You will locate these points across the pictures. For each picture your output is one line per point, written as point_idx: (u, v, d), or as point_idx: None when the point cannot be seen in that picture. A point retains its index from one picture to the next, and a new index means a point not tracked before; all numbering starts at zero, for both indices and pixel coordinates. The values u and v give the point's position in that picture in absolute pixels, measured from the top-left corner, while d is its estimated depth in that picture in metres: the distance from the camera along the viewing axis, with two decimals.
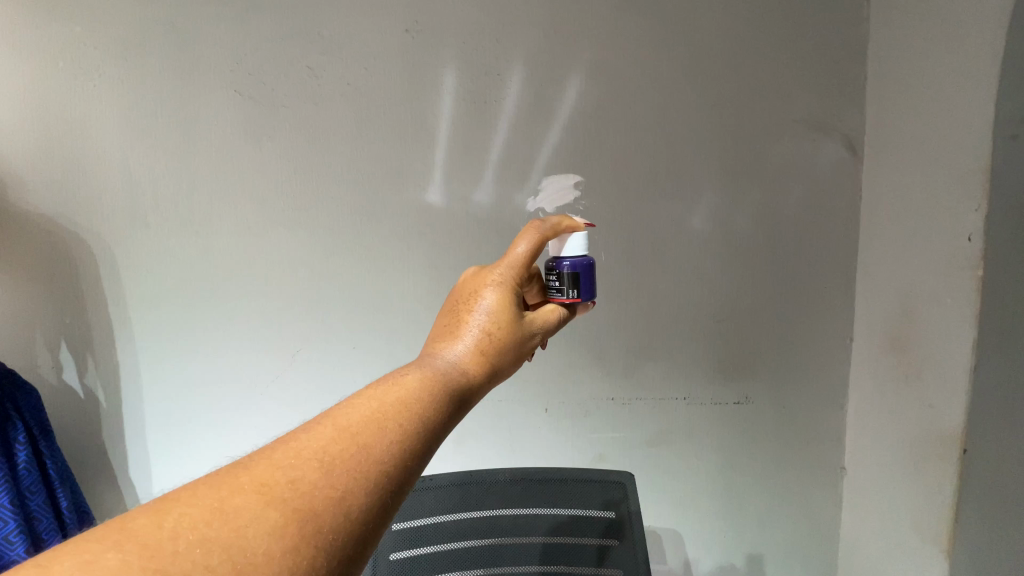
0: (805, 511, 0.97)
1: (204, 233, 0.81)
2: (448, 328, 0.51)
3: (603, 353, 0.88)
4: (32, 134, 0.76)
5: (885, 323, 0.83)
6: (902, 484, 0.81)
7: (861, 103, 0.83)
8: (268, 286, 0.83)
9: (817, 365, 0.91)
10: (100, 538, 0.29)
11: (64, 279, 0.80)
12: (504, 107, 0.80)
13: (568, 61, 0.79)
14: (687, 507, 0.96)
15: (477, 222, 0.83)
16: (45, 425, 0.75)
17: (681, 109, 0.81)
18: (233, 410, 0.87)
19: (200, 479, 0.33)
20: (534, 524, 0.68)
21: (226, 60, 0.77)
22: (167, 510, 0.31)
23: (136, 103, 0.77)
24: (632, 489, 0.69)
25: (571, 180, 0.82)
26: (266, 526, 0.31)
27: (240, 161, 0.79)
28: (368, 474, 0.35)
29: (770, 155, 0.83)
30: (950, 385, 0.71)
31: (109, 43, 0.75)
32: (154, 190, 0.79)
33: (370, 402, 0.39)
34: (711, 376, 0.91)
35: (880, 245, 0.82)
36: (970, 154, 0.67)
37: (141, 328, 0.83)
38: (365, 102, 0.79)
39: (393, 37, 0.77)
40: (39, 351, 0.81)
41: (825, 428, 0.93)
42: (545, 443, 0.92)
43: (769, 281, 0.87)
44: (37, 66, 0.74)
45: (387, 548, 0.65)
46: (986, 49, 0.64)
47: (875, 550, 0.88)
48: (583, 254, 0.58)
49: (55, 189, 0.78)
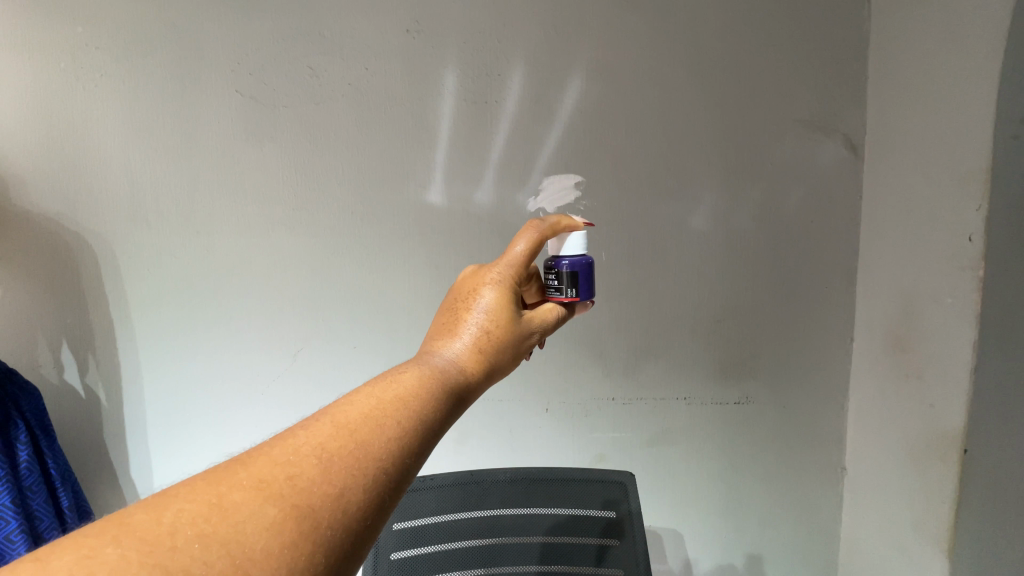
0: (805, 511, 0.97)
1: (204, 233, 0.81)
2: (446, 326, 0.51)
3: (604, 354, 0.89)
4: (31, 134, 0.76)
5: (885, 323, 0.83)
6: (902, 484, 0.81)
7: (860, 103, 0.83)
8: (268, 287, 0.83)
9: (817, 365, 0.91)
10: (98, 533, 0.29)
11: (64, 279, 0.80)
12: (505, 107, 0.80)
13: (568, 61, 0.79)
14: (688, 507, 0.96)
15: (478, 222, 0.83)
16: (46, 424, 0.75)
17: (682, 108, 0.81)
18: (233, 410, 0.87)
19: (199, 474, 0.33)
20: (533, 524, 0.68)
21: (227, 60, 0.76)
22: (166, 506, 0.31)
23: (136, 103, 0.77)
24: (632, 488, 0.69)
25: (572, 180, 0.82)
26: (264, 522, 0.31)
27: (241, 161, 0.79)
28: (366, 471, 0.35)
29: (771, 155, 0.83)
30: (950, 384, 0.71)
31: (109, 43, 0.75)
32: (154, 190, 0.79)
33: (368, 399, 0.39)
34: (711, 376, 0.91)
35: (881, 245, 0.83)
36: (971, 154, 0.67)
37: (142, 327, 0.83)
38: (366, 102, 0.79)
39: (394, 37, 0.77)
40: (39, 351, 0.81)
41: (826, 427, 0.94)
42: (545, 443, 0.92)
43: (769, 282, 0.87)
44: (37, 66, 0.74)
45: (387, 548, 0.65)
46: (987, 48, 0.64)
47: (875, 550, 0.89)
48: (582, 254, 0.58)
49: (56, 189, 0.78)
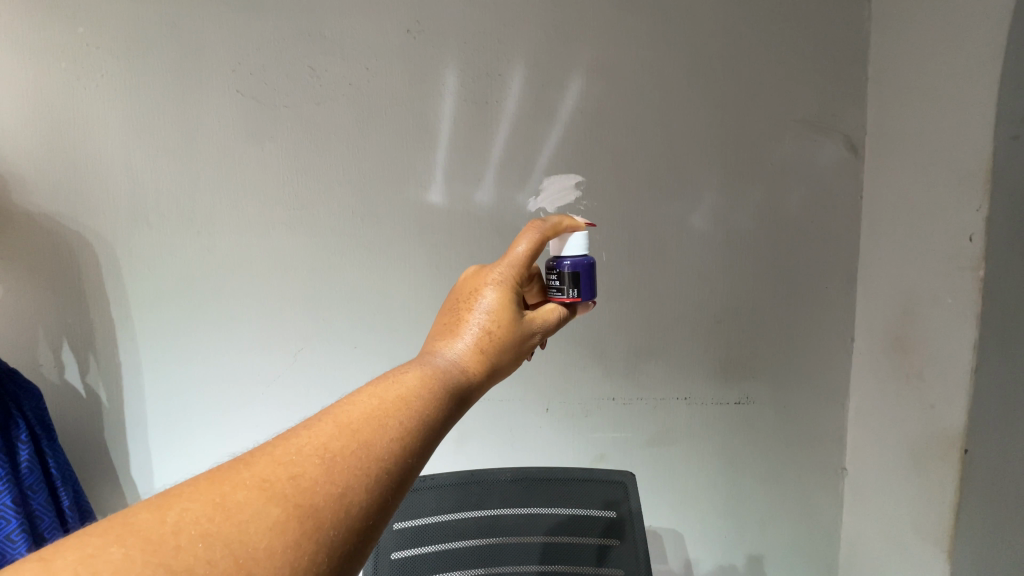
0: (805, 511, 0.97)
1: (204, 233, 0.81)
2: (448, 327, 0.51)
3: (604, 354, 0.89)
4: (31, 134, 0.76)
5: (885, 323, 0.83)
6: (902, 483, 0.81)
7: (860, 103, 0.83)
8: (269, 286, 0.83)
9: (818, 365, 0.91)
10: (102, 532, 0.29)
11: (64, 279, 0.80)
12: (506, 107, 0.80)
13: (569, 61, 0.79)
14: (688, 507, 0.96)
15: (478, 222, 0.83)
16: (47, 424, 0.75)
17: (682, 109, 0.81)
18: (234, 410, 0.87)
19: (202, 474, 0.33)
20: (534, 524, 0.68)
21: (227, 60, 0.76)
22: (169, 506, 0.31)
23: (137, 103, 0.77)
24: (632, 489, 0.69)
25: (572, 181, 0.82)
26: (267, 522, 0.31)
27: (241, 161, 0.79)
28: (369, 471, 0.35)
29: (771, 155, 0.83)
30: (951, 384, 0.71)
31: (109, 44, 0.75)
32: (155, 190, 0.79)
33: (370, 399, 0.39)
34: (711, 376, 0.91)
35: (881, 245, 0.83)
36: (971, 154, 0.67)
37: (142, 328, 0.83)
38: (366, 102, 0.79)
39: (394, 37, 0.77)
40: (40, 351, 0.81)
41: (826, 427, 0.94)
42: (546, 443, 0.92)
43: (769, 281, 0.87)
44: (37, 66, 0.74)
45: (388, 548, 0.65)
46: (988, 48, 0.64)
47: (875, 550, 0.89)
48: (583, 254, 0.58)
49: (56, 190, 0.78)
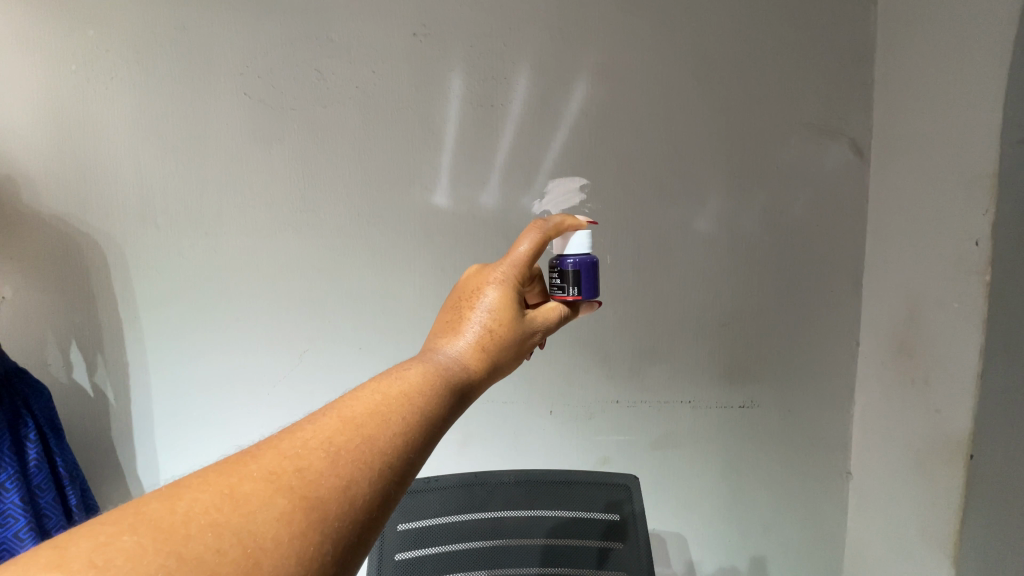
0: (811, 514, 0.96)
1: (212, 233, 0.82)
2: (449, 324, 0.52)
3: (609, 355, 0.89)
4: (40, 136, 0.77)
5: (891, 327, 0.83)
6: (907, 487, 0.81)
7: (866, 107, 0.83)
8: (276, 286, 0.84)
9: (824, 370, 0.91)
10: (115, 521, 0.29)
11: (75, 278, 0.81)
12: (511, 110, 0.80)
13: (574, 64, 0.79)
14: (692, 508, 0.96)
15: (483, 223, 0.83)
16: (56, 424, 0.76)
17: (687, 112, 0.81)
18: (239, 409, 0.88)
19: (210, 466, 0.34)
20: (537, 526, 0.68)
21: (236, 63, 0.78)
22: (180, 496, 0.31)
23: (147, 104, 0.78)
24: (636, 492, 0.69)
25: (576, 183, 0.82)
26: (274, 513, 0.31)
27: (250, 162, 0.80)
28: (372, 464, 0.35)
29: (776, 158, 0.83)
30: (956, 388, 0.71)
31: (121, 46, 0.76)
32: (164, 189, 0.80)
33: (374, 395, 0.40)
34: (716, 379, 0.90)
35: (889, 249, 0.82)
36: (977, 158, 0.67)
37: (151, 328, 0.84)
38: (373, 105, 0.79)
39: (402, 41, 0.78)
40: (50, 351, 0.82)
41: (832, 432, 0.93)
42: (549, 444, 0.92)
43: (774, 284, 0.87)
44: (48, 69, 0.76)
45: (392, 548, 0.65)
46: (995, 53, 0.64)
47: (879, 553, 0.88)
48: (587, 252, 0.58)
49: (68, 190, 0.79)
